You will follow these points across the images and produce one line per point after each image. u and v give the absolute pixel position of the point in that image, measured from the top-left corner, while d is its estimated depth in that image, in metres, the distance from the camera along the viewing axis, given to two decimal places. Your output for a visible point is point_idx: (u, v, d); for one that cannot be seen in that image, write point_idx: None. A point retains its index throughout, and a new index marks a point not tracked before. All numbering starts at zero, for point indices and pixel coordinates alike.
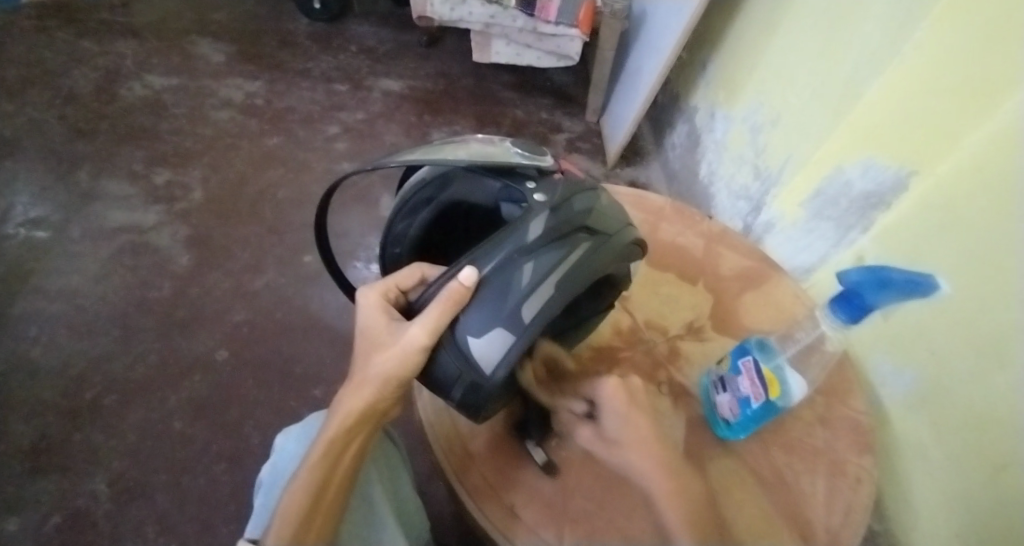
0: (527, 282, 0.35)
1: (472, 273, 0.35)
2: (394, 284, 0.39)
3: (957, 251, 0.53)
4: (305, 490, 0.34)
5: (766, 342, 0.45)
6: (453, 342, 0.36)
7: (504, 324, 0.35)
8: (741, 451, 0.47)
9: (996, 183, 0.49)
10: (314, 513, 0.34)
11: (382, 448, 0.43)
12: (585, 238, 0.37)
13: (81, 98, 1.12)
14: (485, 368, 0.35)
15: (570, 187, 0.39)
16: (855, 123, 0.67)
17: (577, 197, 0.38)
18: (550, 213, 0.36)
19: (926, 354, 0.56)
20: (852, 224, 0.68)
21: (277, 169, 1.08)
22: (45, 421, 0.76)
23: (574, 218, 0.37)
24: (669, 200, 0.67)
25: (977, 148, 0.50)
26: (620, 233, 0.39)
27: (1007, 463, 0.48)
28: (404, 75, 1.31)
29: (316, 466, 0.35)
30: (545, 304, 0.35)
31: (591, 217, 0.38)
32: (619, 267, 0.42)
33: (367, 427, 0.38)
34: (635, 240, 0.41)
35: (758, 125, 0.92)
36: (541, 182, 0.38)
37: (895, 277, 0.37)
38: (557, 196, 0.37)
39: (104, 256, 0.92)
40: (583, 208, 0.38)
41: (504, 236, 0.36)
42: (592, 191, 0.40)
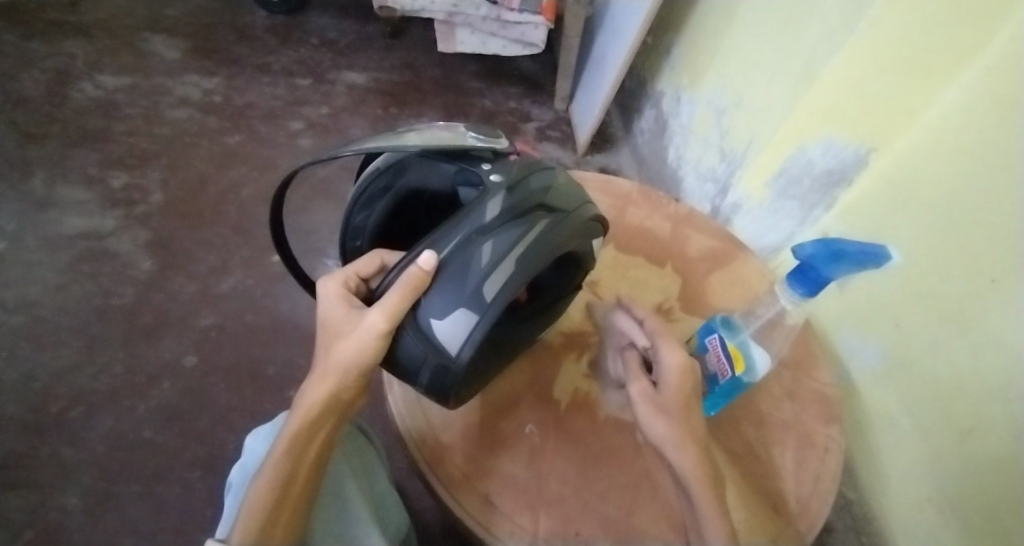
0: (487, 260, 0.34)
1: (430, 257, 0.34)
2: (355, 272, 0.39)
3: (917, 225, 0.55)
4: (269, 485, 0.34)
5: (730, 320, 0.45)
6: (415, 324, 0.36)
7: (467, 304, 0.34)
8: (712, 426, 0.48)
9: (953, 154, 0.51)
10: (282, 505, 0.34)
11: (352, 442, 0.42)
12: (543, 215, 0.37)
13: (29, 101, 1.07)
14: (450, 348, 0.35)
15: (525, 167, 0.39)
16: (812, 102, 0.69)
17: (532, 175, 0.39)
18: (506, 193, 0.36)
19: (889, 324, 0.58)
20: (816, 202, 0.70)
21: (240, 167, 1.06)
22: (6, 437, 0.74)
23: (531, 194, 0.37)
24: (635, 184, 0.67)
25: (935, 127, 0.53)
26: (579, 209, 0.39)
27: (968, 420, 0.50)
28: (368, 68, 1.28)
29: (280, 461, 0.34)
30: (506, 281, 0.34)
31: (548, 195, 0.38)
32: (580, 245, 0.42)
33: (331, 419, 0.37)
34: (595, 218, 0.41)
35: (722, 107, 0.93)
36: (497, 163, 0.38)
37: (847, 248, 0.35)
38: (513, 176, 0.37)
39: (62, 265, 0.89)
40: (539, 186, 0.38)
41: (461, 218, 0.36)
42: (548, 169, 0.41)
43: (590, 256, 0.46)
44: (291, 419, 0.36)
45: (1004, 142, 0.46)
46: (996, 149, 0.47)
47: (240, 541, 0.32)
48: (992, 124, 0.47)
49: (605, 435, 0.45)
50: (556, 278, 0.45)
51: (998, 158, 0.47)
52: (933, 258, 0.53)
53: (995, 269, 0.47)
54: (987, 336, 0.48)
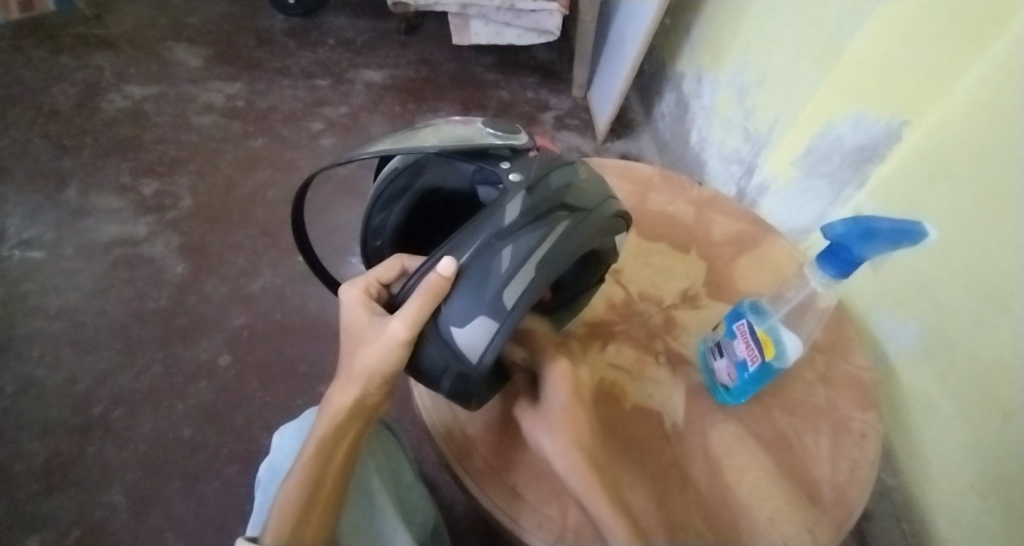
0: (506, 266, 0.34)
1: (450, 263, 0.34)
2: (375, 279, 0.39)
3: (953, 201, 0.53)
4: (300, 484, 0.34)
5: (759, 305, 0.44)
6: (436, 333, 0.36)
7: (486, 311, 0.34)
8: (743, 414, 0.47)
9: (989, 126, 0.49)
10: (313, 504, 0.34)
11: (378, 440, 0.43)
12: (565, 215, 0.36)
13: (63, 114, 1.11)
14: (471, 356, 0.35)
15: (545, 165, 0.38)
16: (839, 77, 0.66)
17: (553, 172, 0.38)
18: (526, 194, 0.35)
19: (927, 304, 0.56)
20: (847, 179, 0.67)
21: (264, 170, 1.08)
22: (55, 438, 0.77)
23: (552, 195, 0.36)
24: (656, 169, 0.66)
25: (971, 95, 0.51)
26: (602, 205, 0.38)
27: (1011, 404, 0.48)
28: (384, 65, 1.29)
29: (310, 460, 0.35)
30: (527, 287, 0.34)
31: (570, 193, 0.37)
32: (604, 241, 0.41)
33: (357, 423, 0.38)
34: (618, 214, 0.40)
35: (745, 87, 0.90)
36: (517, 161, 0.38)
37: (880, 226, 0.34)
38: (533, 175, 0.37)
39: (100, 272, 0.93)
40: (560, 183, 0.37)
41: (481, 223, 0.35)
42: (569, 164, 0.40)
43: (614, 251, 0.45)
44: (320, 423, 0.37)
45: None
46: None
47: (273, 540, 0.32)
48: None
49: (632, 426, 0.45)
50: (578, 273, 0.44)
51: None
52: (972, 235, 0.51)
53: None
54: None
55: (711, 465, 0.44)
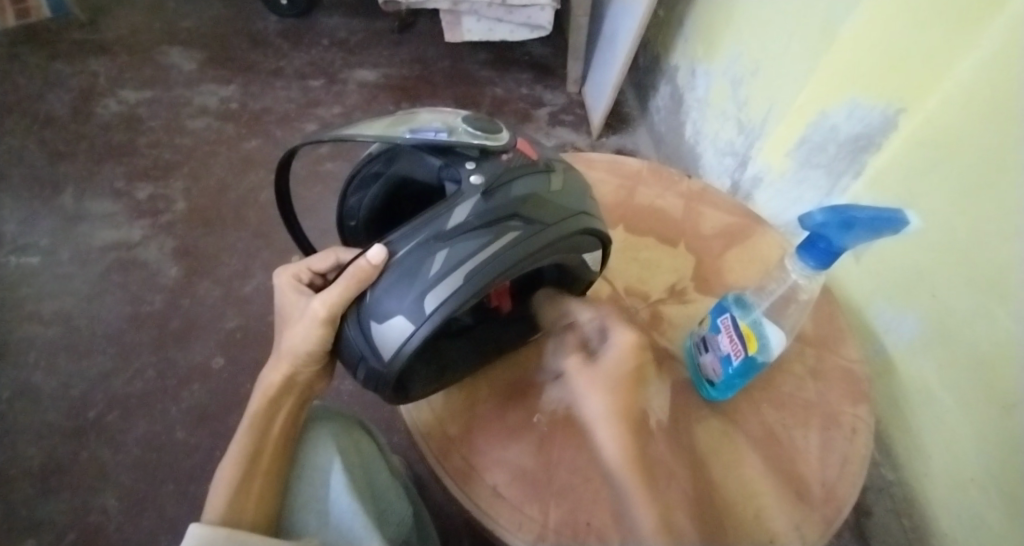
0: (436, 270, 0.33)
1: (380, 251, 0.34)
2: (308, 266, 0.42)
3: (953, 188, 0.51)
4: (233, 465, 0.37)
5: (743, 298, 0.43)
6: (357, 319, 0.36)
7: (406, 311, 0.33)
8: (729, 409, 0.46)
9: (991, 111, 0.47)
10: (249, 478, 0.36)
11: (348, 431, 0.43)
12: (517, 225, 0.35)
13: (58, 121, 1.12)
14: (384, 354, 0.34)
15: (513, 171, 0.37)
16: (832, 63, 0.65)
17: (517, 181, 0.37)
18: (482, 198, 0.35)
19: (927, 296, 0.55)
20: (843, 169, 0.66)
21: (258, 171, 1.08)
22: (49, 443, 0.78)
23: (505, 205, 0.35)
24: (645, 162, 0.65)
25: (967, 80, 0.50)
26: (565, 221, 0.37)
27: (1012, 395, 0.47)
28: (378, 64, 1.29)
29: (245, 438, 0.38)
30: (451, 294, 0.33)
31: (529, 204, 0.36)
32: (569, 257, 0.39)
33: (291, 398, 0.41)
34: (586, 231, 0.39)
35: (738, 77, 0.89)
36: (483, 163, 0.37)
37: (859, 216, 0.33)
38: (493, 179, 0.36)
39: (95, 276, 0.93)
40: (519, 195, 0.36)
41: (427, 220, 0.35)
42: (542, 174, 0.38)
43: (582, 267, 0.42)
44: (250, 401, 0.39)
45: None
46: None
47: (213, 516, 0.35)
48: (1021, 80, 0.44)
49: None
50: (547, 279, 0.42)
51: None
52: (973, 223, 0.49)
53: None
54: None
55: (697, 464, 0.43)
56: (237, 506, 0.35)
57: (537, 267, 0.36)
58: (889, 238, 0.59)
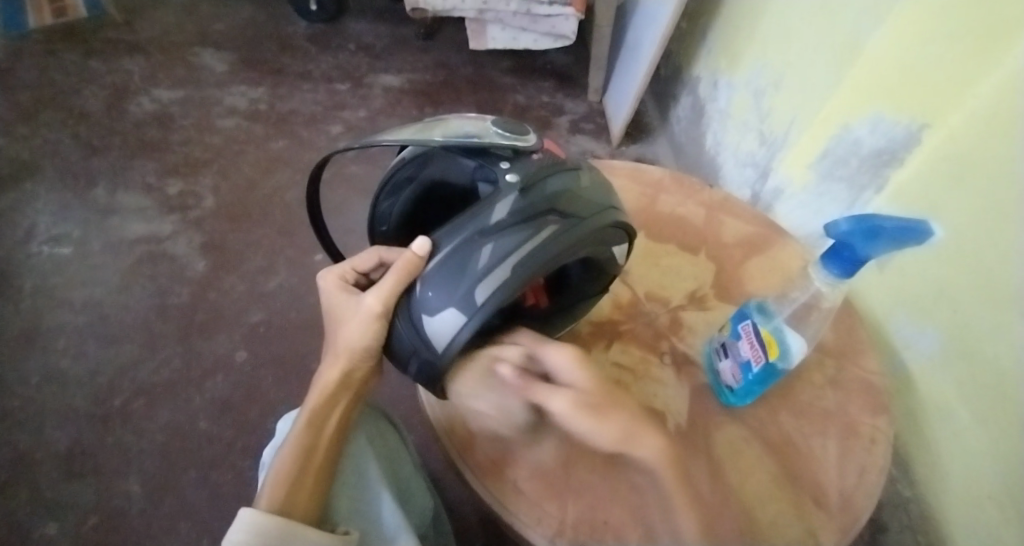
0: (484, 263, 0.34)
1: (424, 243, 0.37)
2: (353, 267, 0.43)
3: (974, 206, 0.52)
4: (288, 458, 0.37)
5: (764, 305, 0.43)
6: (408, 315, 0.37)
7: (456, 304, 0.35)
8: (747, 415, 0.47)
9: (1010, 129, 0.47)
10: (300, 471, 0.36)
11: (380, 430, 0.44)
12: (554, 219, 0.36)
13: (93, 116, 1.15)
14: (436, 346, 0.36)
15: (545, 168, 0.38)
16: (859, 77, 0.65)
17: (550, 178, 0.38)
18: (520, 194, 0.36)
19: (947, 312, 0.55)
20: (864, 183, 0.67)
21: (284, 171, 1.10)
22: (78, 427, 0.80)
23: (541, 200, 0.36)
24: (667, 171, 0.65)
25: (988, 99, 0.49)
26: (598, 215, 0.38)
27: None
28: (403, 69, 1.31)
29: (302, 433, 0.38)
30: (500, 286, 0.34)
31: (565, 199, 0.37)
32: (600, 249, 0.40)
33: (346, 395, 0.40)
34: (615, 224, 0.40)
35: (761, 89, 0.90)
36: (516, 162, 0.38)
37: (885, 224, 0.33)
38: (529, 177, 0.37)
39: (125, 268, 0.96)
40: (555, 191, 0.37)
41: (470, 219, 0.36)
42: (571, 171, 0.39)
43: (611, 261, 0.43)
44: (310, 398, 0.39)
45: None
46: None
47: (267, 507, 0.35)
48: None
49: None
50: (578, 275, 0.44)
51: None
52: (991, 242, 0.49)
53: None
54: None
55: (714, 466, 0.44)
56: (292, 500, 0.36)
57: (574, 259, 0.37)
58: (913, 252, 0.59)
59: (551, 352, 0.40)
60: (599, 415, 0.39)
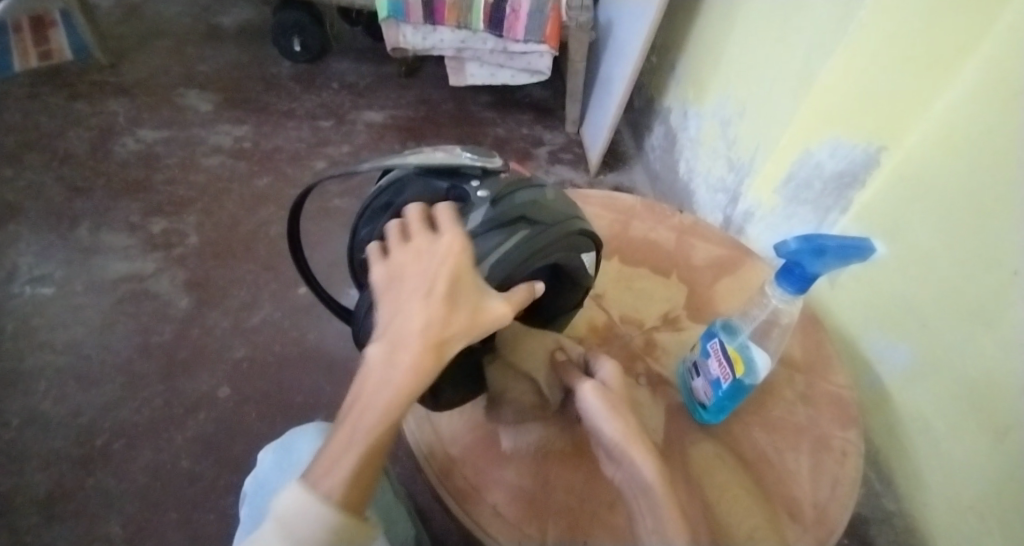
0: None
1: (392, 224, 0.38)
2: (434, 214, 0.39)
3: (937, 221, 0.54)
4: (362, 455, 0.29)
5: (730, 323, 0.45)
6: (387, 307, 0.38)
7: None
8: (721, 432, 0.48)
9: (972, 148, 0.51)
10: (371, 477, 0.30)
11: None
12: (524, 226, 0.39)
13: (77, 158, 1.17)
14: None
15: (514, 183, 0.41)
16: (810, 106, 0.67)
17: (518, 192, 0.40)
18: (490, 206, 0.38)
19: (916, 326, 0.57)
20: (830, 205, 0.69)
21: (269, 207, 1.12)
22: (57, 470, 0.79)
23: (511, 209, 0.39)
24: (639, 198, 0.68)
25: (945, 117, 0.54)
26: (563, 223, 0.40)
27: (1008, 419, 0.48)
28: (386, 106, 1.35)
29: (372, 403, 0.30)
30: None
31: (533, 209, 0.40)
32: (567, 257, 0.42)
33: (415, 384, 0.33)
34: (582, 233, 0.42)
35: (727, 118, 0.94)
36: (486, 180, 0.40)
37: (829, 243, 0.35)
38: (498, 191, 0.39)
39: (107, 307, 0.96)
40: (523, 202, 0.40)
41: None
42: (537, 186, 0.42)
43: (583, 272, 0.45)
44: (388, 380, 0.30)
45: (1016, 142, 0.46)
46: (1015, 139, 0.46)
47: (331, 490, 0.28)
48: (1002, 126, 0.47)
49: None
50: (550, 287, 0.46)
51: (1017, 150, 0.46)
52: (957, 255, 0.52)
53: (1015, 262, 0.46)
54: (1015, 330, 0.47)
55: (690, 484, 0.45)
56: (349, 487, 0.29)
57: (543, 262, 0.40)
58: (881, 269, 0.61)
59: (601, 364, 0.42)
60: (622, 413, 0.38)
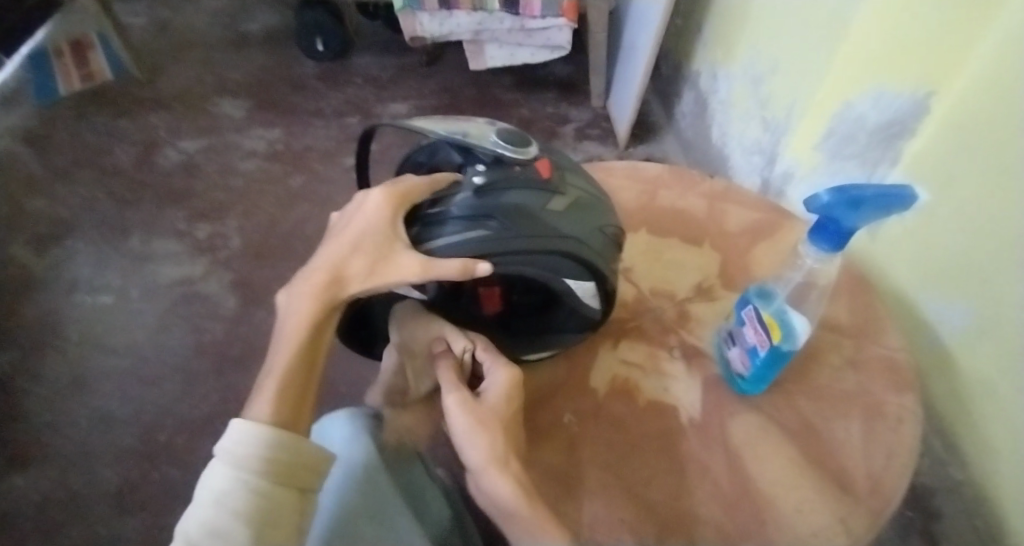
0: (426, 245, 0.37)
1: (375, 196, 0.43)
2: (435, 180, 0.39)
3: (993, 168, 0.50)
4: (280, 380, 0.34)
5: (767, 289, 0.43)
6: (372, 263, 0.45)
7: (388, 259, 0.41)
8: (763, 403, 0.46)
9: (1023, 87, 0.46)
10: (295, 394, 0.34)
11: (391, 440, 0.46)
12: (493, 225, 0.36)
13: (125, 172, 1.23)
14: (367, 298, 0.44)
15: (515, 181, 0.38)
16: (850, 52, 0.63)
17: (512, 190, 0.38)
18: (473, 195, 0.37)
19: (976, 282, 0.53)
20: (877, 158, 0.65)
21: (303, 206, 1.15)
22: (126, 465, 0.84)
23: (488, 206, 0.36)
24: (667, 166, 0.65)
25: (996, 54, 0.49)
26: (541, 238, 0.37)
27: None
28: (410, 96, 1.35)
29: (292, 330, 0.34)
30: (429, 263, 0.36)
31: (516, 212, 0.37)
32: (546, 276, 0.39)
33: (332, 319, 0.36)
34: (564, 255, 0.38)
35: (759, 75, 0.89)
36: (491, 169, 0.38)
37: (866, 193, 0.33)
38: (491, 181, 0.38)
39: (162, 311, 1.01)
40: (509, 203, 0.37)
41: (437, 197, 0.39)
42: (545, 193, 0.39)
43: (567, 293, 0.41)
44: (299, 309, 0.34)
45: None
46: None
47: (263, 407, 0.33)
48: None
49: (647, 423, 0.45)
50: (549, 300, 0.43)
51: None
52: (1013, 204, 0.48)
53: None
54: None
55: (731, 458, 0.43)
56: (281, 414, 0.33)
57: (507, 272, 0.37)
58: (937, 223, 0.57)
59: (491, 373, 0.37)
60: (488, 431, 0.34)
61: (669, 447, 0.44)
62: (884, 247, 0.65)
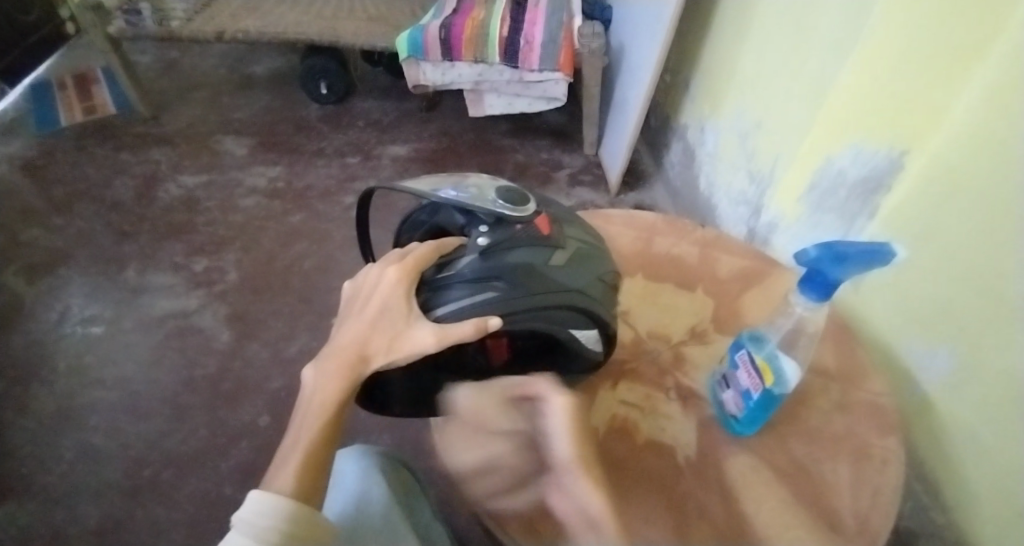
0: (436, 308, 0.39)
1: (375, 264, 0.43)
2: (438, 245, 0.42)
3: (966, 221, 0.54)
4: (303, 453, 0.34)
5: (758, 334, 0.46)
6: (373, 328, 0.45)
7: None
8: (756, 444, 0.48)
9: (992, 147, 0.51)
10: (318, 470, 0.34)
11: (394, 470, 0.48)
12: (499, 286, 0.39)
13: (124, 204, 1.24)
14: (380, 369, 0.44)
15: (518, 240, 0.41)
16: (834, 111, 0.69)
17: (517, 249, 0.40)
18: (479, 257, 0.40)
19: (954, 328, 0.56)
20: (857, 211, 0.69)
21: (302, 242, 1.17)
22: (108, 502, 0.82)
23: (495, 267, 0.39)
24: (661, 215, 0.69)
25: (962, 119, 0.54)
26: (546, 294, 0.40)
27: None
28: (409, 140, 1.40)
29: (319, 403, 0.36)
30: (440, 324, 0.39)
31: (521, 271, 0.40)
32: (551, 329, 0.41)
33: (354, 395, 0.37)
34: (569, 307, 0.41)
35: (745, 131, 0.95)
36: (495, 229, 0.41)
37: (848, 250, 0.36)
38: (495, 242, 0.40)
39: (154, 344, 1.00)
40: (515, 262, 0.40)
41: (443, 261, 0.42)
42: (546, 248, 0.42)
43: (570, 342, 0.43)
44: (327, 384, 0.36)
45: None
46: None
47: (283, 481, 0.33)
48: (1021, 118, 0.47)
49: (645, 462, 0.46)
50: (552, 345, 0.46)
51: None
52: (988, 253, 0.51)
53: None
54: None
55: (726, 497, 0.44)
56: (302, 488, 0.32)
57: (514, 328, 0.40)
58: (918, 273, 0.60)
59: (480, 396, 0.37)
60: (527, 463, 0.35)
61: (667, 486, 0.45)
62: (867, 296, 0.68)
